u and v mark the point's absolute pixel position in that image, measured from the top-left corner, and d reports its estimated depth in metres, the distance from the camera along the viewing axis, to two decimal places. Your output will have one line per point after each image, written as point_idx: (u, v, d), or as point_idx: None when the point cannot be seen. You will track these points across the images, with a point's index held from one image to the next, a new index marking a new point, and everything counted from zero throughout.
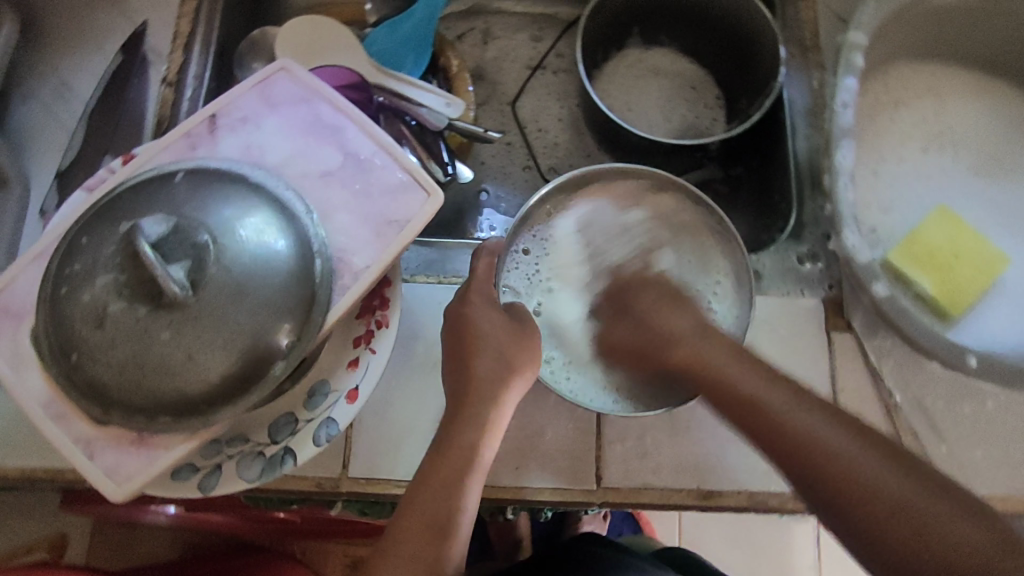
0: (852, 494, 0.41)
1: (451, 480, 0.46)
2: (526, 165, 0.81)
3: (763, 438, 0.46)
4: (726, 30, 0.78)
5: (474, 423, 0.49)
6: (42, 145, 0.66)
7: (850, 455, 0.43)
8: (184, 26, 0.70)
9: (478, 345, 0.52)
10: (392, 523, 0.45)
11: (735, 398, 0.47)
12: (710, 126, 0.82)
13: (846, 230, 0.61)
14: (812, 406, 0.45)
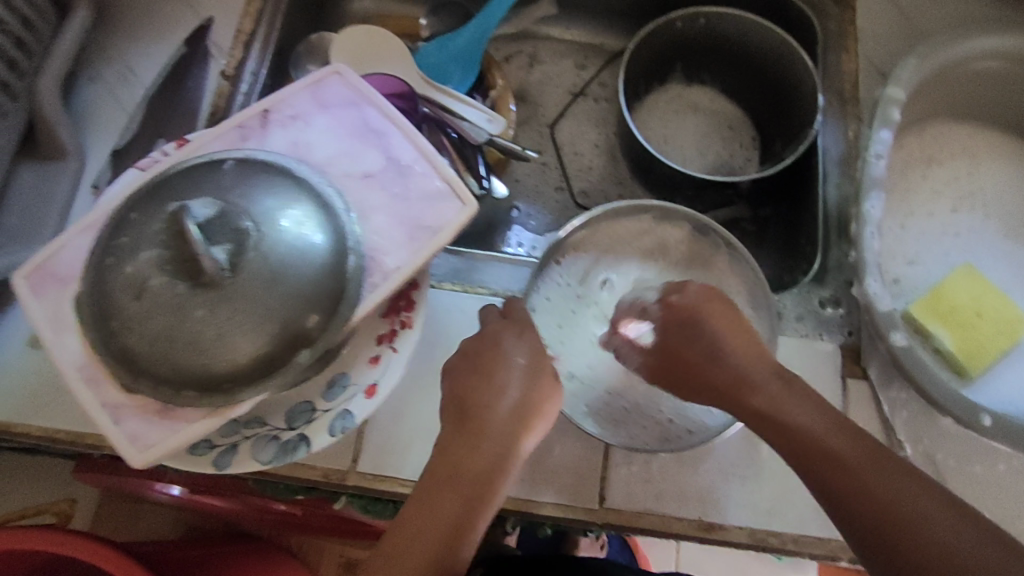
0: (905, 542, 0.42)
1: (455, 512, 0.47)
2: (559, 187, 0.83)
3: (824, 490, 0.45)
4: (768, 73, 0.80)
5: (494, 451, 0.50)
6: (102, 124, 0.70)
7: (951, 537, 0.41)
8: (246, 25, 0.74)
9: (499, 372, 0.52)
10: (388, 538, 0.46)
11: (815, 453, 0.46)
12: (744, 165, 0.84)
13: (869, 277, 0.61)
14: (903, 476, 0.44)
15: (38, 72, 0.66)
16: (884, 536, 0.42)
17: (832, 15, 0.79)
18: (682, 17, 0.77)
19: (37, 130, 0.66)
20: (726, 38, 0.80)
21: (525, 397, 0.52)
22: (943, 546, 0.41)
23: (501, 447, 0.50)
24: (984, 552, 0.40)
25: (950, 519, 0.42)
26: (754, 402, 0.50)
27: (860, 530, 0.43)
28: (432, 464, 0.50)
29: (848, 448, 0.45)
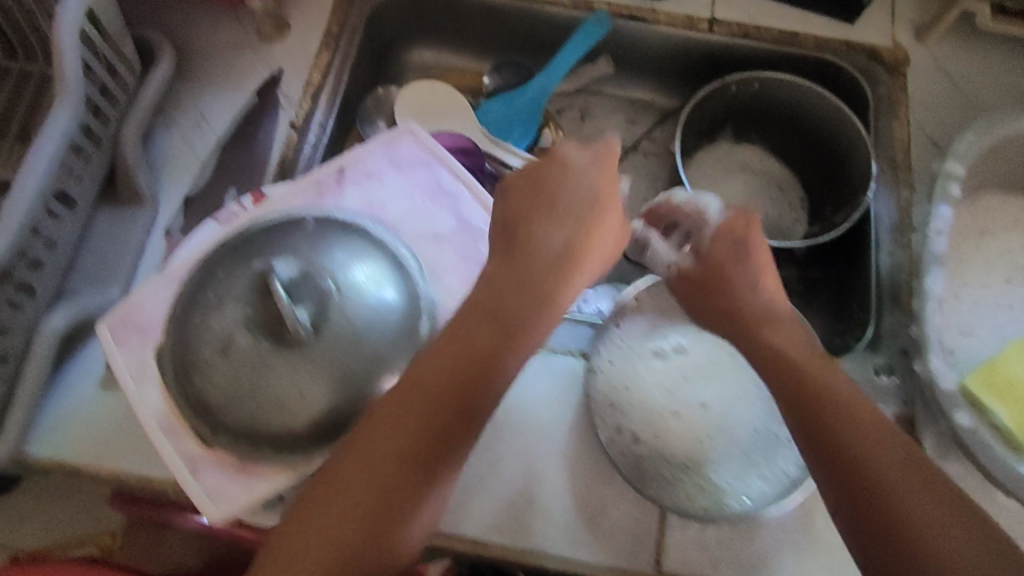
0: (881, 496, 0.43)
1: (446, 424, 0.46)
2: None
3: (806, 432, 0.47)
4: (820, 137, 0.82)
5: (496, 336, 0.48)
6: (176, 169, 0.72)
7: (916, 490, 0.43)
8: (315, 77, 0.76)
9: (533, 243, 0.52)
10: (383, 422, 0.45)
11: (812, 400, 0.48)
12: (792, 227, 0.85)
13: (932, 354, 0.62)
14: (885, 432, 0.46)
15: (121, 120, 0.68)
16: (852, 484, 0.44)
17: (883, 84, 0.81)
18: (737, 83, 0.79)
19: (116, 176, 0.68)
20: (779, 102, 0.82)
21: (557, 269, 0.51)
22: (907, 501, 0.43)
23: (523, 321, 0.49)
24: (944, 508, 0.43)
25: (915, 481, 0.43)
26: (760, 336, 0.53)
27: (830, 473, 0.45)
28: (447, 329, 0.49)
29: (841, 394, 0.48)
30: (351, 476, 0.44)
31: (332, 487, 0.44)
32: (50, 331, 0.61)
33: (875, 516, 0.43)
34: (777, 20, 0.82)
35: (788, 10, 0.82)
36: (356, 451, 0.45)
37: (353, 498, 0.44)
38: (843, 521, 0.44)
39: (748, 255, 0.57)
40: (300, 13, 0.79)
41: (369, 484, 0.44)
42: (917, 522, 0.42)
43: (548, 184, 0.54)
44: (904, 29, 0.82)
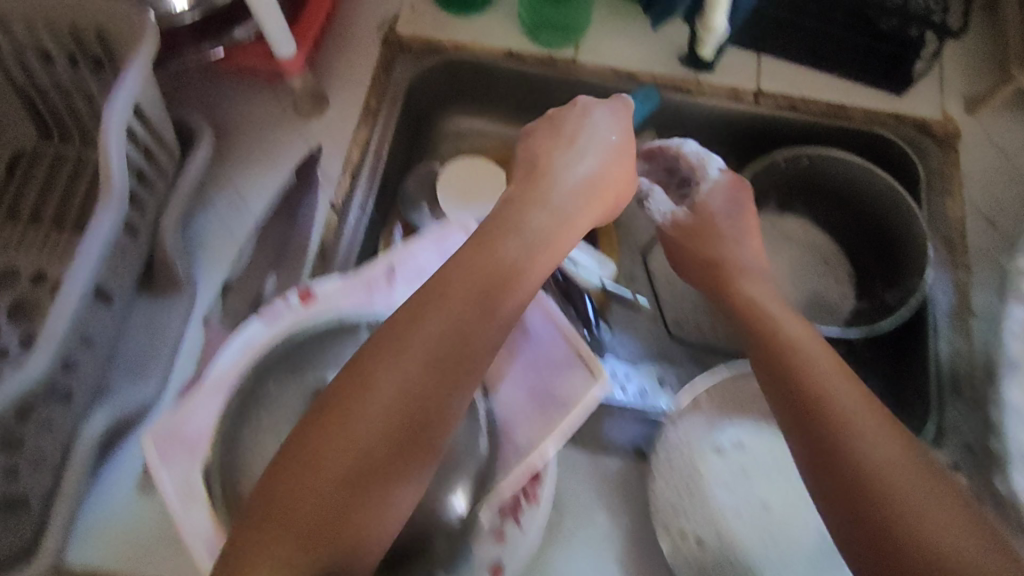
0: (840, 429, 0.47)
1: (460, 364, 0.47)
2: (652, 317, 0.83)
3: (772, 372, 0.53)
4: (871, 212, 0.79)
5: (517, 248, 0.53)
6: (214, 254, 0.70)
7: (872, 430, 0.47)
8: (355, 154, 0.74)
9: (546, 188, 0.59)
10: (396, 353, 0.46)
11: (777, 347, 0.54)
12: (839, 301, 0.83)
13: (1015, 472, 0.60)
14: (846, 377, 0.50)
15: (161, 208, 0.66)
16: (808, 417, 0.49)
17: (933, 159, 0.79)
18: (784, 157, 0.78)
19: (155, 265, 0.66)
20: (826, 176, 0.80)
21: (568, 203, 0.59)
22: (860, 435, 0.47)
23: (546, 247, 0.55)
24: (897, 451, 0.46)
25: (873, 423, 0.47)
26: (739, 299, 0.62)
27: (790, 405, 0.50)
28: (459, 255, 0.52)
29: (802, 341, 0.54)
30: (357, 398, 0.44)
31: (335, 410, 0.44)
32: (89, 436, 0.58)
33: (829, 446, 0.47)
34: (823, 92, 0.80)
35: (834, 82, 0.80)
36: (362, 377, 0.45)
37: (360, 426, 0.44)
38: (803, 456, 0.48)
39: (734, 233, 0.69)
40: (339, 89, 0.77)
41: (372, 412, 0.44)
42: (869, 453, 0.46)
43: (568, 125, 0.65)
44: (954, 102, 0.80)
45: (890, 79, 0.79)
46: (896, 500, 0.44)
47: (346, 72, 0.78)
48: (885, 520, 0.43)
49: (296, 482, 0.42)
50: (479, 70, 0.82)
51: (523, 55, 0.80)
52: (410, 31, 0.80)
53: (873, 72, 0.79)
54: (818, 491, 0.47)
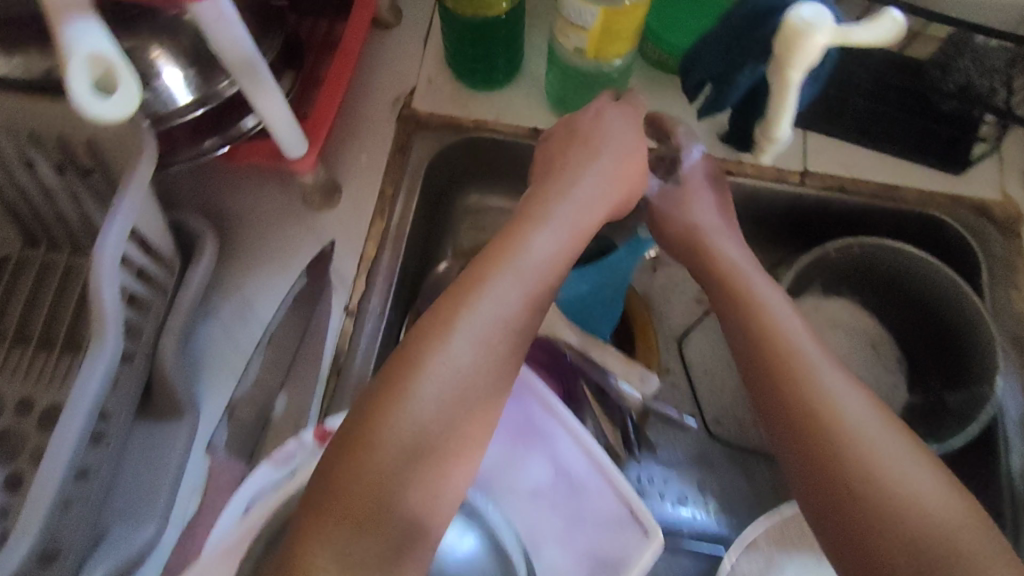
0: (820, 427, 0.43)
1: (510, 349, 0.49)
2: (690, 412, 0.76)
3: (743, 351, 0.50)
4: (928, 303, 0.73)
5: (545, 243, 0.52)
6: (218, 369, 0.64)
7: (848, 403, 0.44)
8: (370, 250, 0.68)
9: (576, 177, 0.57)
10: (461, 329, 0.47)
11: (752, 333, 0.50)
12: (891, 393, 0.75)
13: None
14: (822, 351, 0.48)
15: (160, 331, 0.59)
16: (779, 391, 0.46)
17: (994, 247, 0.72)
18: (834, 249, 0.72)
19: (154, 390, 0.60)
20: (879, 264, 0.74)
21: (599, 194, 0.57)
22: (834, 409, 0.44)
23: (575, 240, 0.55)
24: (870, 421, 0.43)
25: (854, 411, 0.43)
26: (717, 268, 0.56)
27: (760, 381, 0.48)
28: (471, 277, 0.50)
29: (774, 313, 0.50)
30: (419, 375, 0.45)
31: (398, 386, 0.44)
32: None
33: (797, 425, 0.44)
34: (872, 171, 0.72)
35: (885, 161, 0.73)
36: (419, 352, 0.46)
37: (421, 402, 0.45)
38: (775, 436, 0.46)
39: (713, 228, 0.60)
40: (353, 174, 0.70)
41: (432, 391, 0.45)
42: (842, 425, 0.43)
43: (582, 129, 0.61)
44: (1015, 180, 0.73)
45: (947, 158, 0.72)
46: (881, 493, 0.40)
47: (360, 155, 0.71)
48: (860, 499, 0.40)
49: (359, 462, 0.42)
50: (498, 146, 0.73)
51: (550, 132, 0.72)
52: (427, 106, 0.72)
53: (927, 151, 0.72)
54: (790, 473, 0.44)
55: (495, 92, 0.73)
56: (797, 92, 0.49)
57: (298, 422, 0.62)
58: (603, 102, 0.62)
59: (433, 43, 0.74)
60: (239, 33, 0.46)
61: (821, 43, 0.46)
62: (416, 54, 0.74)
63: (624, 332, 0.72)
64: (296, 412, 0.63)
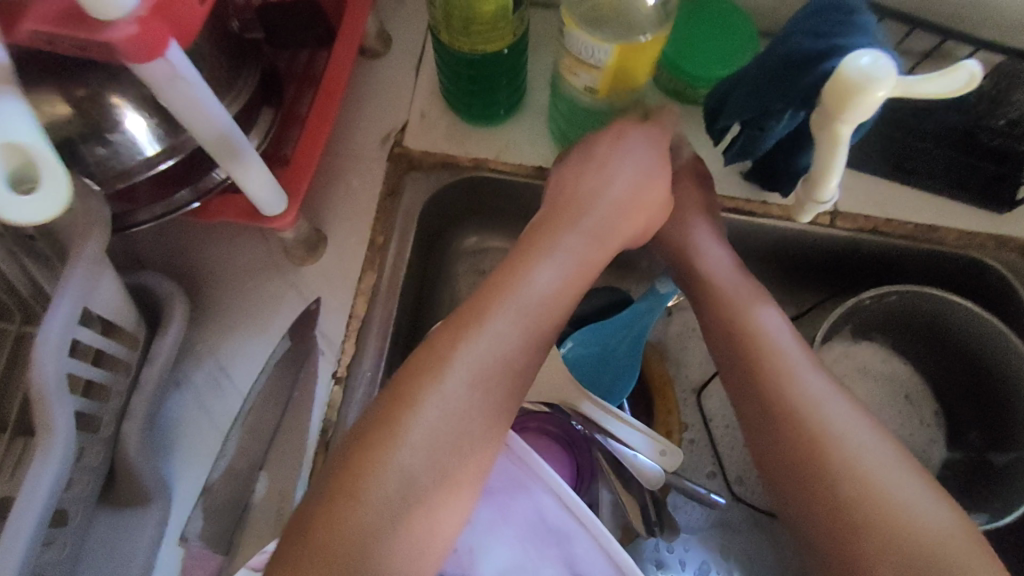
0: (820, 455, 0.45)
1: (507, 391, 0.46)
2: (711, 472, 0.68)
3: (745, 384, 0.50)
4: (969, 350, 0.66)
5: (552, 275, 0.49)
6: (190, 448, 0.58)
7: (855, 438, 0.45)
8: (360, 308, 0.61)
9: (587, 201, 0.53)
10: (453, 368, 0.44)
11: (750, 360, 0.50)
12: (928, 450, 0.69)
13: None
14: (825, 384, 0.48)
15: (121, 415, 0.53)
16: (782, 429, 0.47)
17: None
18: (870, 298, 0.66)
19: (117, 479, 0.54)
20: (917, 312, 0.67)
21: (608, 219, 0.53)
22: (841, 448, 0.45)
23: (586, 268, 0.51)
24: (878, 458, 0.45)
25: (852, 435, 0.45)
26: (708, 292, 0.56)
27: (758, 415, 0.49)
28: (464, 306, 0.48)
29: (778, 346, 0.51)
30: (410, 418, 0.43)
31: (387, 429, 0.43)
32: None
33: (804, 463, 0.45)
34: (909, 208, 0.65)
35: (925, 199, 0.66)
36: (411, 392, 0.44)
37: (410, 446, 0.42)
38: (775, 471, 0.47)
39: (730, 275, 0.56)
40: (341, 221, 0.64)
41: (423, 434, 0.43)
42: (848, 464, 0.44)
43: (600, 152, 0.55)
44: None
45: (991, 195, 0.64)
46: (884, 517, 0.42)
47: (348, 199, 0.64)
48: (868, 537, 0.42)
49: (349, 511, 0.40)
50: (501, 188, 0.67)
51: None
52: (421, 142, 0.65)
53: (969, 187, 0.65)
54: (793, 509, 0.46)
55: (495, 126, 0.66)
56: (849, 150, 0.43)
57: (282, 506, 0.56)
58: (621, 134, 0.55)
59: (426, 72, 0.68)
60: (195, 91, 0.39)
61: (882, 96, 0.40)
62: (408, 84, 0.68)
63: (641, 390, 0.66)
64: (281, 494, 0.56)
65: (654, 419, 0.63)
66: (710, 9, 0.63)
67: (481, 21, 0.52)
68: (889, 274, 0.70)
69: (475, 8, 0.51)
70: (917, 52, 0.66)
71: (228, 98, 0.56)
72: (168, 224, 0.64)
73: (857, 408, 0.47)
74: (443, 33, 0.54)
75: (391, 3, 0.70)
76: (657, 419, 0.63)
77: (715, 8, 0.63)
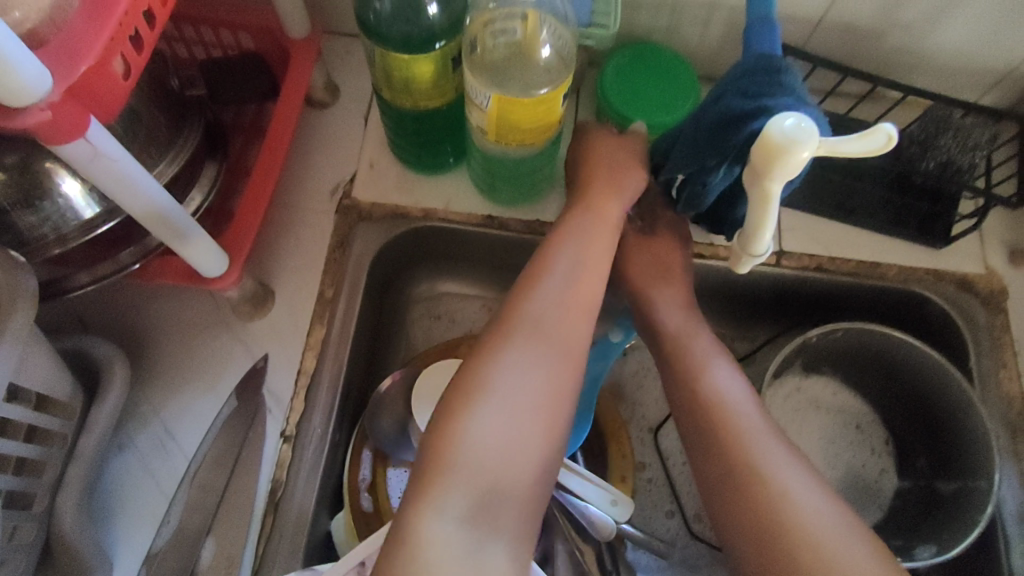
0: (776, 521, 0.45)
1: (558, 359, 0.46)
2: (669, 510, 0.67)
3: (703, 448, 0.50)
4: (915, 381, 0.67)
5: (573, 247, 0.50)
6: (133, 514, 0.56)
7: (808, 504, 0.45)
8: (309, 362, 0.60)
9: (580, 214, 0.53)
10: (487, 403, 0.43)
11: (708, 419, 0.50)
12: (879, 480, 0.69)
13: None
14: (778, 447, 0.48)
15: (56, 487, 0.51)
16: (738, 491, 0.47)
17: (981, 324, 0.67)
18: (818, 335, 0.66)
19: (53, 554, 0.52)
20: (867, 347, 0.68)
21: (600, 221, 0.52)
22: (796, 516, 0.45)
23: (606, 235, 0.52)
24: (831, 524, 0.44)
25: (805, 501, 0.45)
26: (667, 345, 0.55)
27: (715, 477, 0.48)
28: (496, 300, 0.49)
29: (729, 406, 0.50)
30: (448, 465, 0.42)
31: (431, 475, 0.41)
32: None
33: (760, 529, 0.45)
34: (852, 248, 0.67)
35: (865, 237, 0.67)
36: (442, 436, 0.43)
37: (457, 491, 0.41)
38: (732, 534, 0.47)
39: (678, 316, 0.56)
40: (289, 275, 0.63)
41: (465, 478, 0.41)
42: (802, 532, 0.44)
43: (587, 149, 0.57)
44: (997, 250, 0.68)
45: (927, 231, 0.66)
46: None
47: (296, 251, 0.64)
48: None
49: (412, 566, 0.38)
50: (450, 235, 0.67)
51: (506, 219, 0.65)
52: (370, 193, 0.65)
53: (906, 224, 0.66)
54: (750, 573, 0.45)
55: (444, 176, 0.66)
56: (779, 208, 0.43)
57: (231, 571, 0.54)
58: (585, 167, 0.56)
59: (374, 121, 0.68)
60: (119, 167, 0.39)
61: (806, 157, 0.40)
62: (357, 134, 0.68)
63: (595, 434, 0.66)
64: (229, 559, 0.54)
65: (608, 464, 0.64)
66: (650, 59, 0.65)
67: (419, 80, 0.52)
68: (836, 309, 0.71)
69: (411, 72, 0.51)
70: (849, 94, 0.69)
71: (166, 159, 0.54)
72: (109, 286, 0.62)
73: (809, 469, 0.48)
74: (385, 91, 0.55)
75: (339, 53, 0.70)
76: (612, 464, 0.63)
77: (656, 59, 0.65)
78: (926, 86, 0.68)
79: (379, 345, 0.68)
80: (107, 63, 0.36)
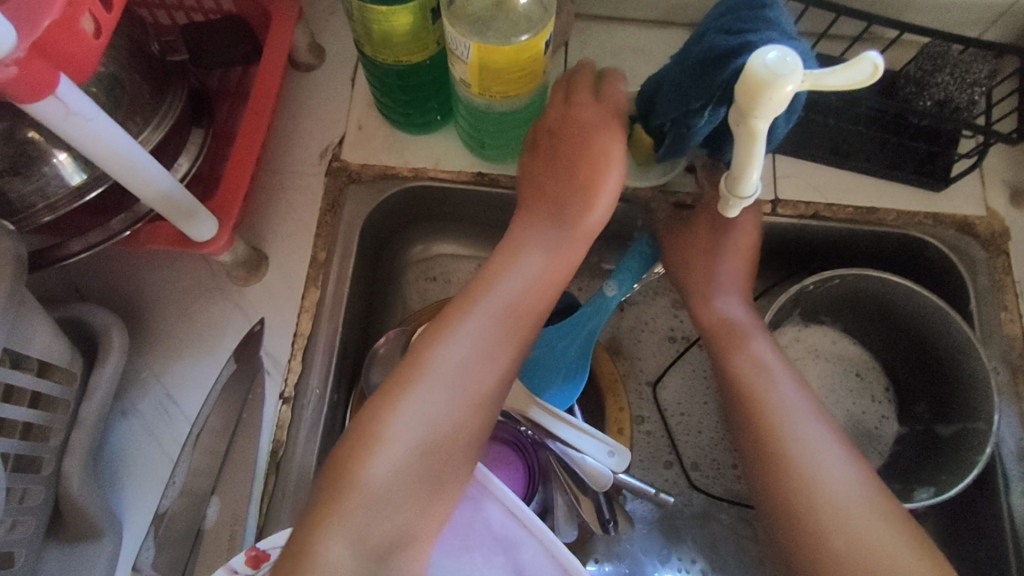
0: (789, 467, 0.49)
1: (476, 400, 0.49)
2: (668, 461, 0.68)
3: (733, 399, 0.55)
4: (912, 329, 0.67)
5: (512, 275, 0.52)
6: (139, 475, 0.57)
7: (809, 437, 0.50)
8: (305, 324, 0.61)
9: (518, 251, 0.53)
10: (394, 428, 0.46)
11: (736, 376, 0.55)
12: (880, 427, 0.69)
13: None
14: (791, 390, 0.53)
15: (61, 451, 0.53)
16: (751, 425, 0.52)
17: (980, 263, 0.66)
18: (814, 284, 0.66)
19: (63, 516, 0.53)
20: (866, 293, 0.67)
21: (534, 271, 0.53)
22: (804, 455, 0.50)
23: (554, 271, 0.53)
24: (845, 483, 0.48)
25: (819, 447, 0.50)
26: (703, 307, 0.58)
27: (742, 427, 0.53)
28: (450, 307, 0.52)
29: (750, 354, 0.55)
30: (347, 491, 0.44)
31: (332, 499, 0.44)
32: None
33: (762, 451, 0.51)
34: (845, 193, 0.66)
35: (861, 181, 0.66)
36: (353, 458, 0.45)
37: (358, 518, 0.44)
38: (747, 459, 0.52)
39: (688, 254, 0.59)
40: (282, 238, 0.63)
41: (363, 514, 0.44)
42: (799, 460, 0.49)
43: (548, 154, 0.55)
44: (997, 191, 0.67)
45: (925, 172, 0.65)
46: (839, 524, 0.46)
47: (288, 215, 0.64)
48: (812, 526, 0.47)
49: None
50: (443, 194, 0.66)
51: (497, 176, 0.65)
52: (359, 155, 0.65)
53: (904, 167, 0.65)
54: (755, 495, 0.51)
55: (432, 134, 0.65)
56: (766, 146, 0.42)
57: (235, 530, 0.55)
58: (529, 167, 0.56)
59: (361, 82, 0.67)
60: (94, 126, 0.39)
61: (791, 91, 0.39)
62: (343, 96, 0.67)
63: (593, 387, 0.66)
64: (233, 517, 0.55)
65: (606, 416, 0.64)
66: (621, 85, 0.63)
67: (399, 33, 0.51)
68: (835, 255, 0.70)
69: (390, 23, 0.50)
70: (842, 35, 0.68)
71: (152, 125, 0.54)
72: (104, 255, 0.63)
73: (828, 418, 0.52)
74: (367, 46, 0.54)
75: (323, 13, 0.69)
76: (609, 417, 0.64)
77: None
78: (922, 23, 0.66)
79: (375, 305, 0.68)
80: (74, 20, 0.36)
